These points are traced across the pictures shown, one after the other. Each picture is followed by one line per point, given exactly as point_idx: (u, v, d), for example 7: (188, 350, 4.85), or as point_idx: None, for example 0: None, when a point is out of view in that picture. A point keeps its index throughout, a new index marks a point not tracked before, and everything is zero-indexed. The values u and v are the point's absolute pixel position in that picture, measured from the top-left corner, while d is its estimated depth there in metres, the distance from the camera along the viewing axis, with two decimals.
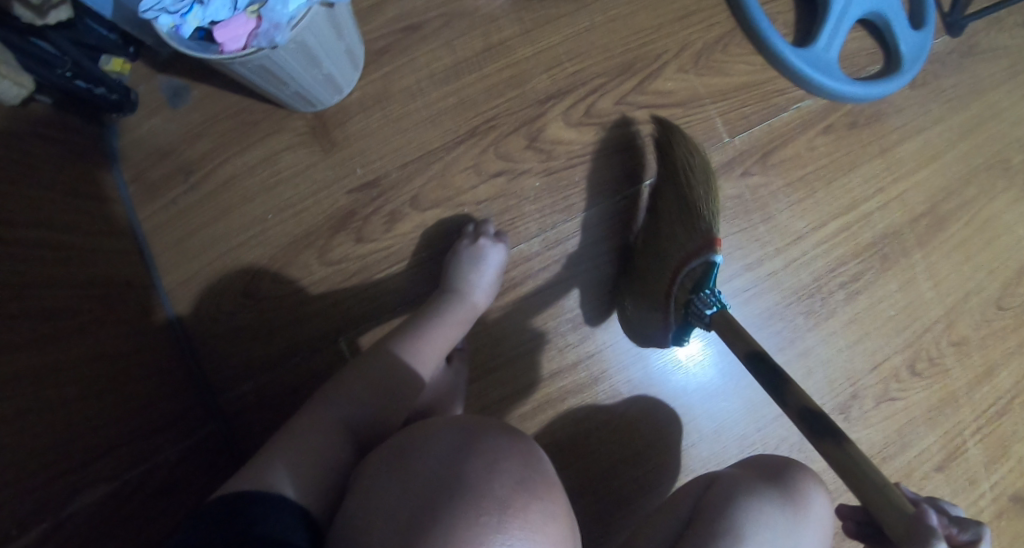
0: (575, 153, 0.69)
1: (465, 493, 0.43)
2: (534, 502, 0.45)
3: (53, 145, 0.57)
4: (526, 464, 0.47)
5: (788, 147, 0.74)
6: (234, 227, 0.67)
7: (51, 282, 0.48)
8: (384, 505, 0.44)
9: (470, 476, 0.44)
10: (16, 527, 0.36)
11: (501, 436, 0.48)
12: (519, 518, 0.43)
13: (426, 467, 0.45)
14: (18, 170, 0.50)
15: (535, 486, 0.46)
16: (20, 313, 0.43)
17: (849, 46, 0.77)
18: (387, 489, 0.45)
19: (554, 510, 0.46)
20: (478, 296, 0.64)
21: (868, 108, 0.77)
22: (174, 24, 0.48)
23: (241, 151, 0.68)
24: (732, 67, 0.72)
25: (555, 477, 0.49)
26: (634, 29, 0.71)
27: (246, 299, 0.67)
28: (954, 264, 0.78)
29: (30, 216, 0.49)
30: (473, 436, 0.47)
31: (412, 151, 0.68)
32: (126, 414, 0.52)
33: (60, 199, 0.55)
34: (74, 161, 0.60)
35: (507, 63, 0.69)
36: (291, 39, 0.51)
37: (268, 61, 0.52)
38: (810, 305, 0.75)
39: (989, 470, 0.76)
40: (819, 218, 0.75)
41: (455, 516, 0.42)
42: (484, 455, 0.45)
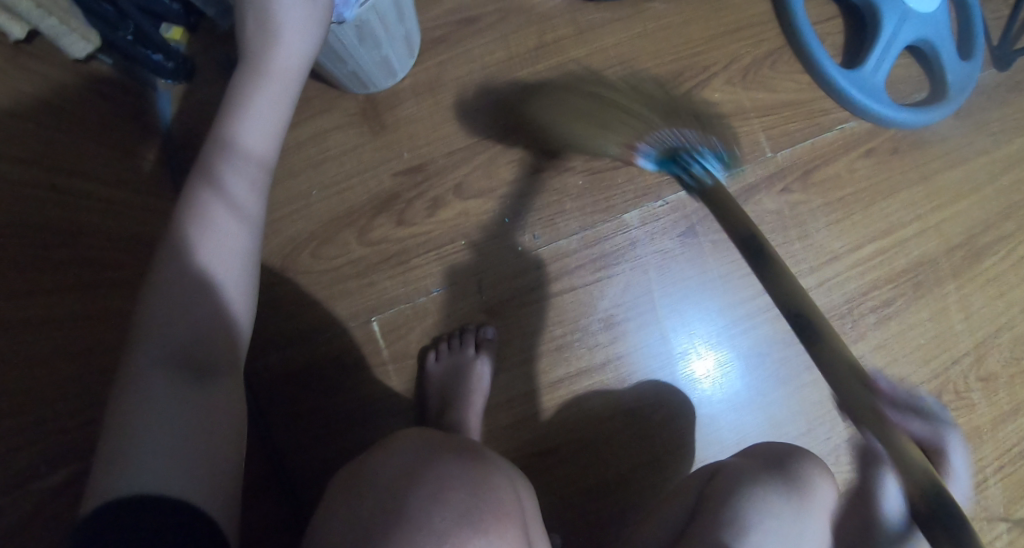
0: (617, 155, 0.70)
1: (406, 523, 0.44)
2: (476, 537, 0.45)
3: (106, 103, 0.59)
4: (474, 492, 0.47)
5: (829, 166, 0.74)
6: (277, 199, 0.68)
7: (93, 235, 0.50)
8: (333, 527, 0.45)
9: (411, 506, 0.45)
10: (46, 464, 0.39)
11: (454, 461, 0.49)
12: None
13: (373, 493, 0.46)
14: (79, 128, 0.53)
15: (478, 517, 0.46)
16: (70, 263, 0.45)
17: (896, 72, 0.78)
18: (338, 510, 0.47)
19: (500, 540, 0.46)
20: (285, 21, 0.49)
21: (911, 135, 0.77)
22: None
23: (291, 126, 0.69)
24: (780, 82, 0.73)
25: (508, 504, 0.48)
26: (685, 38, 0.72)
27: (282, 272, 0.67)
28: (988, 298, 0.78)
29: (81, 170, 0.51)
30: (427, 462, 0.49)
31: (459, 141, 0.69)
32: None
33: (108, 156, 0.56)
34: (131, 123, 0.63)
35: (558, 63, 0.70)
36: (358, 16, 0.53)
37: (333, 37, 0.54)
38: (840, 325, 0.74)
39: (1010, 511, 0.75)
40: (855, 239, 0.75)
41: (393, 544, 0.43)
42: (428, 484, 0.46)
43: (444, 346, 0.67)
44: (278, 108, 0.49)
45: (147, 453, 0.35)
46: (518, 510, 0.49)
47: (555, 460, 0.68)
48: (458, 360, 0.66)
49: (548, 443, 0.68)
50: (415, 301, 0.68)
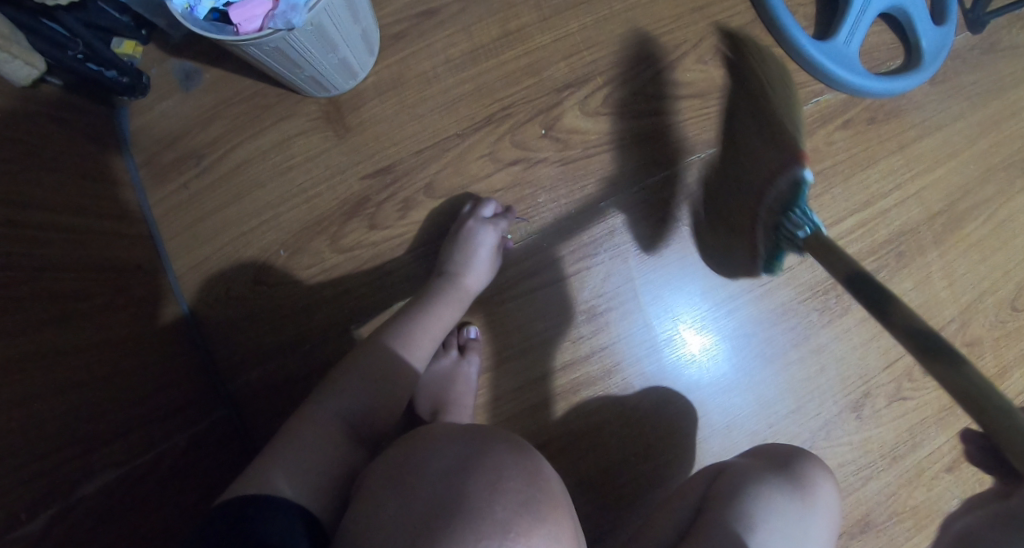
0: (590, 144, 0.68)
1: (466, 511, 0.42)
2: (538, 526, 0.43)
3: (61, 126, 0.56)
4: (532, 483, 0.45)
5: (806, 141, 0.73)
6: (246, 211, 0.67)
7: (52, 267, 0.47)
8: (389, 519, 0.43)
9: (471, 495, 0.43)
10: (25, 511, 0.37)
11: (505, 450, 0.47)
12: (522, 542, 0.41)
13: (427, 483, 0.44)
14: (31, 153, 0.50)
15: (538, 508, 0.44)
16: (32, 297, 0.43)
17: (869, 41, 0.76)
18: (387, 500, 0.44)
19: (558, 532, 0.44)
20: (472, 278, 0.64)
21: (887, 104, 0.76)
22: (189, 5, 0.48)
23: (255, 135, 0.67)
24: (751, 58, 0.71)
25: (560, 495, 0.47)
26: (653, 18, 0.70)
27: (256, 284, 0.67)
28: (970, 264, 0.77)
29: (33, 197, 0.48)
30: (480, 451, 0.46)
31: (428, 139, 0.67)
32: (132, 402, 0.52)
33: (66, 179, 0.54)
34: (86, 142, 0.60)
35: (524, 51, 0.68)
36: (307, 21, 0.50)
37: (285, 45, 0.52)
38: (824, 301, 0.73)
39: None
40: (834, 213, 0.74)
41: (457, 537, 0.40)
42: (486, 474, 0.44)
43: None
44: (453, 311, 0.63)
45: (276, 474, 0.48)
46: (568, 500, 0.48)
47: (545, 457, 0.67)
48: (443, 363, 0.65)
49: (536, 440, 0.67)
50: (393, 306, 0.67)
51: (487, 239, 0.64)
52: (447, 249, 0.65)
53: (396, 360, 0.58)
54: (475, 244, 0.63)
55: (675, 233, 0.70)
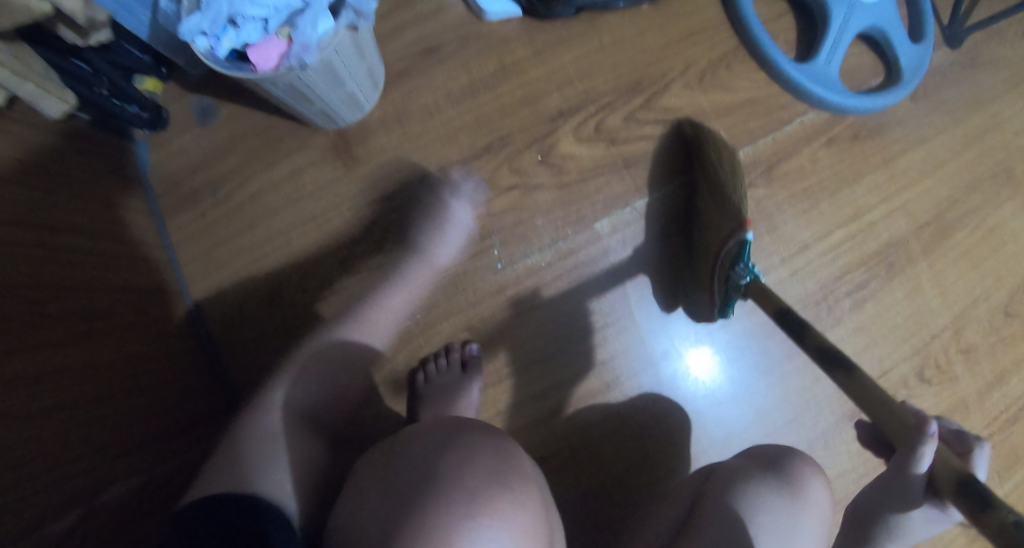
0: (584, 168, 0.72)
1: (441, 488, 0.47)
2: (505, 493, 0.49)
3: (87, 160, 0.60)
4: (499, 458, 0.51)
5: (792, 159, 0.76)
6: (260, 238, 0.71)
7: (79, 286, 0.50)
8: (375, 497, 0.48)
9: (443, 469, 0.49)
10: (55, 511, 0.40)
11: (476, 434, 0.52)
12: (491, 507, 0.47)
13: (406, 462, 0.50)
14: (60, 184, 0.54)
15: (505, 478, 0.50)
16: (62, 318, 0.46)
17: (851, 61, 0.80)
18: (372, 481, 0.50)
19: (525, 498, 0.50)
20: (442, 251, 0.69)
21: (871, 121, 0.79)
22: (210, 46, 0.52)
23: (268, 167, 0.72)
24: (736, 83, 0.75)
25: (527, 470, 0.53)
26: (640, 49, 0.74)
27: (269, 305, 0.70)
28: (961, 272, 0.80)
29: (63, 223, 0.51)
30: (452, 435, 0.52)
31: (430, 167, 0.71)
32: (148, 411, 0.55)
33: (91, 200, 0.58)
34: (110, 174, 0.63)
35: (520, 83, 0.72)
36: (320, 60, 0.54)
37: (298, 81, 0.56)
38: (816, 313, 0.76)
39: (1001, 478, 0.78)
40: (823, 227, 0.77)
41: (434, 505, 0.46)
42: (458, 452, 0.50)
43: (432, 365, 0.68)
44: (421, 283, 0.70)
45: (259, 481, 0.54)
46: (534, 474, 0.54)
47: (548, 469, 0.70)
48: (446, 377, 0.67)
49: (540, 453, 0.70)
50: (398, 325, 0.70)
51: (459, 211, 0.70)
52: (414, 222, 0.70)
53: (357, 351, 0.67)
54: (450, 218, 0.70)
55: (666, 253, 0.72)
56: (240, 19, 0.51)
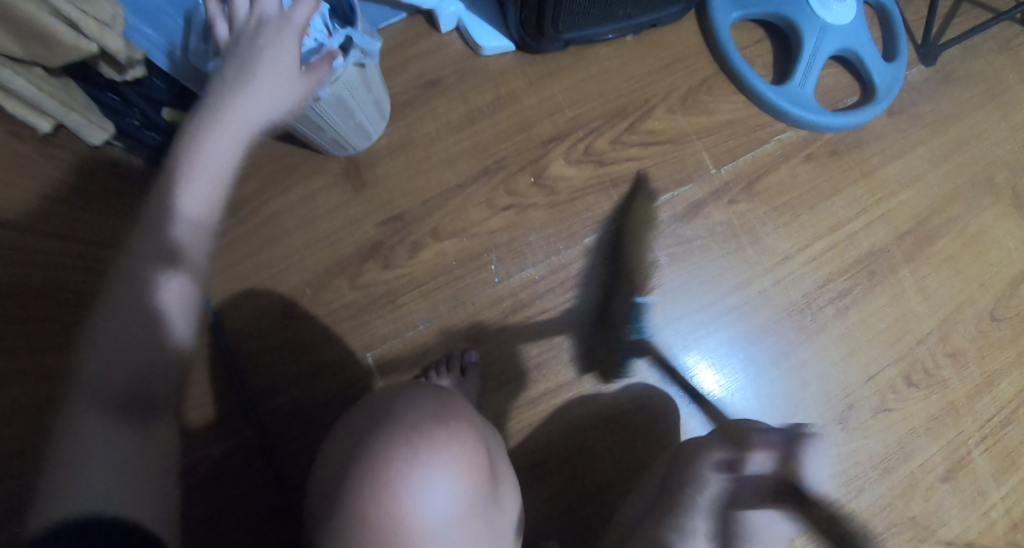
0: (575, 188, 0.77)
1: (385, 423, 0.54)
2: (447, 429, 0.55)
3: (122, 179, 0.68)
4: (442, 401, 0.58)
5: (772, 176, 0.81)
6: (275, 255, 0.75)
7: (39, 264, 0.43)
8: (338, 446, 0.56)
9: (390, 408, 0.56)
10: None
11: (429, 389, 0.59)
12: (433, 439, 0.53)
13: (362, 411, 0.57)
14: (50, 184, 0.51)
15: (449, 418, 0.56)
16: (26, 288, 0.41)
17: (827, 82, 0.84)
18: (339, 432, 0.57)
19: (468, 437, 0.56)
20: (268, 84, 0.49)
21: (848, 137, 0.84)
22: None
23: (282, 191, 0.77)
24: (717, 106, 0.80)
25: (473, 420, 0.59)
26: (625, 77, 0.79)
27: (284, 319, 0.74)
28: (943, 278, 0.83)
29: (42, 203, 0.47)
30: (405, 388, 0.59)
31: (433, 189, 0.77)
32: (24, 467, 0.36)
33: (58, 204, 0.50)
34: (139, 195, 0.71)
35: (514, 110, 0.78)
36: (331, 92, 0.60)
37: (311, 111, 0.62)
38: (801, 320, 0.80)
39: (998, 481, 0.80)
40: (804, 239, 0.81)
41: (381, 440, 0.53)
42: (405, 399, 0.57)
43: (434, 373, 0.73)
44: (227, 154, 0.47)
45: (82, 485, 0.36)
46: (482, 426, 0.60)
47: (546, 471, 0.73)
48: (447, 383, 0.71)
49: (538, 457, 0.73)
50: (405, 335, 0.75)
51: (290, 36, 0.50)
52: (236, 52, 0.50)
53: (136, 295, 0.42)
54: (249, 83, 0.48)
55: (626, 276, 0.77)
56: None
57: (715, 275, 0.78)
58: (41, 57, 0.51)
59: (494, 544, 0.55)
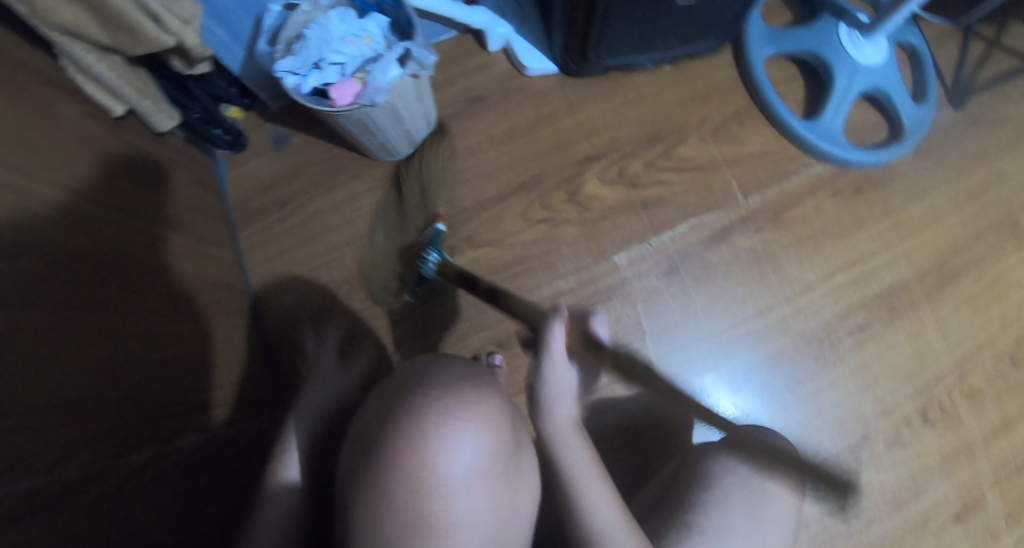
0: (607, 207, 0.80)
1: (423, 387, 0.56)
2: (476, 396, 0.57)
3: (178, 169, 0.72)
4: (474, 373, 0.60)
5: (798, 208, 0.83)
6: (318, 250, 0.81)
7: (105, 259, 0.49)
8: (375, 407, 0.57)
9: (428, 374, 0.58)
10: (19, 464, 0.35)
11: (463, 361, 0.61)
12: (466, 406, 0.55)
13: (399, 376, 0.59)
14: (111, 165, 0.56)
15: (480, 388, 0.58)
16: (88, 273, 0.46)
17: (856, 119, 0.87)
18: (377, 396, 0.59)
19: (495, 407, 0.58)
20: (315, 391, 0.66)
21: (874, 175, 0.86)
22: (297, 82, 0.64)
23: (328, 191, 0.82)
24: (749, 137, 0.83)
25: (501, 394, 0.61)
26: (661, 104, 0.83)
27: (320, 312, 0.79)
28: (963, 317, 0.84)
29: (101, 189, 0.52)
30: (442, 357, 0.61)
31: (471, 199, 0.80)
32: (149, 464, 0.48)
33: (100, 205, 0.51)
34: (195, 183, 0.75)
35: (553, 130, 0.82)
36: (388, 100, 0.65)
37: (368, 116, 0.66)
38: (819, 349, 0.82)
39: (1013, 525, 0.80)
40: (827, 270, 0.83)
41: (419, 401, 0.55)
42: (441, 367, 0.59)
43: None
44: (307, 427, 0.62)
45: None
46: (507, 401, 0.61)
47: None
48: None
49: None
50: (435, 336, 0.78)
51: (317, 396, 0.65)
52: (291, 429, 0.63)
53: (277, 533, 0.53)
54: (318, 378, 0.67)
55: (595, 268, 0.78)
56: (323, 64, 0.64)
57: (737, 299, 0.80)
58: (124, 46, 0.56)
59: (508, 512, 0.57)
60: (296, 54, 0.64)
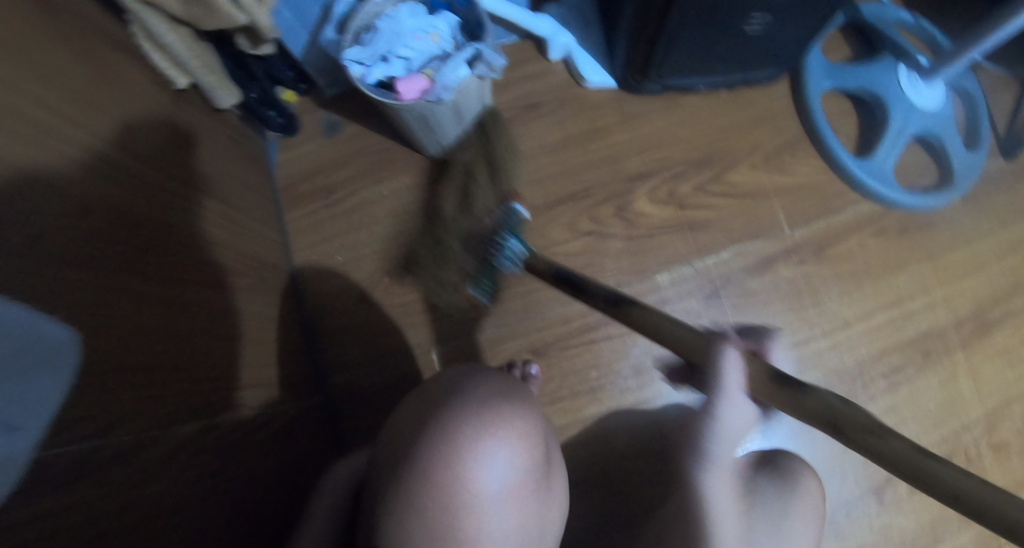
0: (653, 225, 0.80)
1: (457, 396, 0.57)
2: (507, 406, 0.57)
3: (234, 146, 0.74)
4: (509, 384, 0.60)
5: (842, 243, 0.83)
6: (362, 240, 0.82)
7: (147, 235, 0.48)
8: (407, 414, 0.58)
9: (462, 384, 0.58)
10: (63, 428, 0.34)
11: (497, 373, 0.61)
12: (495, 416, 0.56)
13: (432, 383, 0.60)
14: (158, 139, 0.55)
15: (513, 400, 0.58)
16: (129, 242, 0.45)
17: (905, 161, 0.87)
18: (408, 402, 0.60)
19: (527, 418, 0.58)
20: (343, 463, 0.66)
21: (920, 217, 0.86)
22: (362, 72, 0.64)
23: (377, 182, 0.83)
24: (799, 169, 0.83)
25: (534, 406, 0.60)
26: (715, 128, 0.83)
27: (358, 301, 0.80)
28: (997, 369, 0.83)
29: (145, 160, 0.51)
30: (477, 368, 0.61)
31: (520, 205, 0.81)
32: (193, 436, 0.48)
33: (143, 173, 0.50)
34: (246, 162, 0.76)
35: (605, 144, 0.82)
36: (453, 98, 0.65)
37: (430, 114, 0.67)
38: (851, 387, 0.81)
39: None
40: (865, 308, 0.83)
41: (454, 410, 0.55)
42: (475, 378, 0.59)
43: None
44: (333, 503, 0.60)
45: None
46: (540, 414, 0.61)
47: (584, 489, 0.76)
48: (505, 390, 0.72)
49: (578, 475, 0.76)
50: (471, 337, 0.78)
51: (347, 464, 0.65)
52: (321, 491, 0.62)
53: None
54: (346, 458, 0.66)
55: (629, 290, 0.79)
56: (390, 56, 0.64)
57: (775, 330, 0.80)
58: (197, 18, 0.58)
59: (536, 525, 0.57)
60: (365, 45, 0.65)
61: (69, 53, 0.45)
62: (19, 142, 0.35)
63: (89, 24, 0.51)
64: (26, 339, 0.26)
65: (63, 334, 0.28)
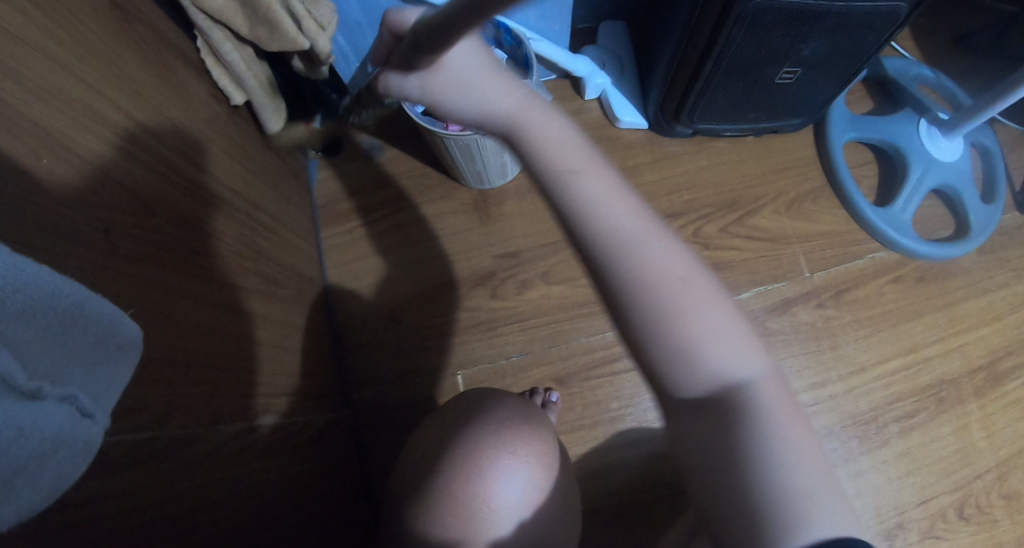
0: None
1: (476, 417, 0.59)
2: (524, 427, 0.58)
3: (279, 163, 0.77)
4: (525, 405, 0.61)
5: (860, 289, 0.85)
6: (396, 261, 0.85)
7: (190, 235, 0.49)
8: (428, 434, 0.60)
9: (478, 405, 0.60)
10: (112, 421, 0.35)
11: (515, 396, 0.63)
12: (511, 434, 0.57)
13: (450, 404, 0.62)
14: (206, 147, 0.58)
15: (531, 421, 0.60)
16: (175, 241, 0.47)
17: (923, 212, 0.90)
18: (429, 422, 0.62)
19: (541, 439, 0.59)
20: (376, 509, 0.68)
21: (937, 267, 0.88)
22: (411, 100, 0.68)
23: (412, 207, 0.87)
24: (820, 216, 0.86)
25: (549, 429, 0.62)
26: (740, 173, 0.87)
27: (389, 320, 0.83)
28: (1010, 420, 0.84)
29: (191, 162, 0.53)
30: (493, 391, 0.62)
31: (551, 237, 0.85)
32: (232, 435, 0.49)
33: (188, 175, 0.52)
34: (289, 179, 0.79)
35: (634, 181, 0.85)
36: None
37: (475, 144, 0.69)
38: (865, 430, 0.82)
39: None
40: (882, 353, 0.84)
41: (471, 432, 0.57)
42: (487, 399, 0.61)
43: None
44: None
45: None
46: (555, 436, 0.62)
47: (599, 518, 0.76)
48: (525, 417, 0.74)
49: (594, 505, 0.77)
50: (495, 362, 0.81)
51: None
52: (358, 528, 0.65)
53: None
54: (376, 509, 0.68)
55: None
56: None
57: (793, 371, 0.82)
58: (261, 41, 0.60)
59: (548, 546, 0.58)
60: None
61: (147, 68, 0.50)
62: (95, 141, 0.39)
63: (166, 41, 0.55)
64: (104, 333, 0.29)
65: (130, 334, 0.31)
